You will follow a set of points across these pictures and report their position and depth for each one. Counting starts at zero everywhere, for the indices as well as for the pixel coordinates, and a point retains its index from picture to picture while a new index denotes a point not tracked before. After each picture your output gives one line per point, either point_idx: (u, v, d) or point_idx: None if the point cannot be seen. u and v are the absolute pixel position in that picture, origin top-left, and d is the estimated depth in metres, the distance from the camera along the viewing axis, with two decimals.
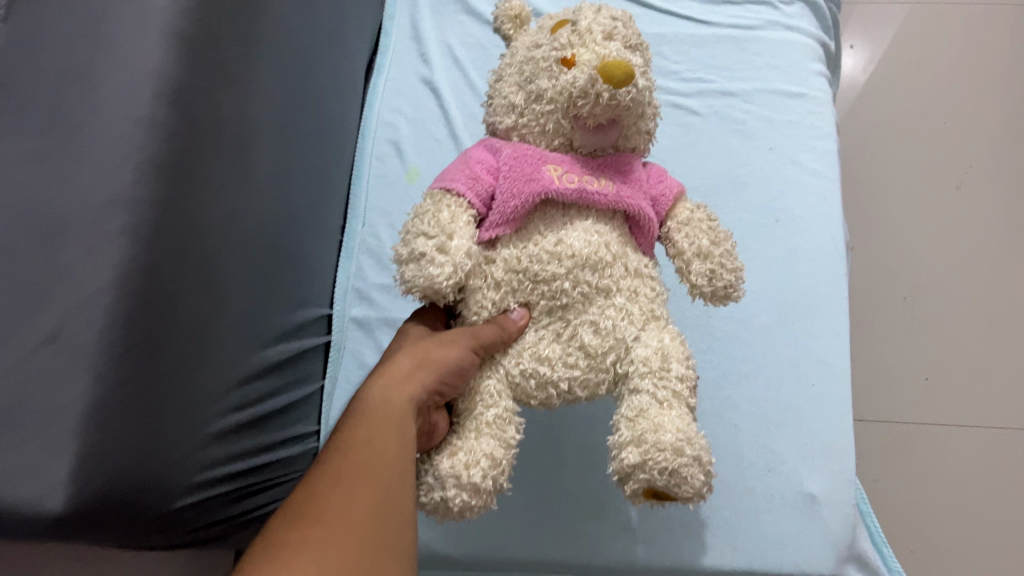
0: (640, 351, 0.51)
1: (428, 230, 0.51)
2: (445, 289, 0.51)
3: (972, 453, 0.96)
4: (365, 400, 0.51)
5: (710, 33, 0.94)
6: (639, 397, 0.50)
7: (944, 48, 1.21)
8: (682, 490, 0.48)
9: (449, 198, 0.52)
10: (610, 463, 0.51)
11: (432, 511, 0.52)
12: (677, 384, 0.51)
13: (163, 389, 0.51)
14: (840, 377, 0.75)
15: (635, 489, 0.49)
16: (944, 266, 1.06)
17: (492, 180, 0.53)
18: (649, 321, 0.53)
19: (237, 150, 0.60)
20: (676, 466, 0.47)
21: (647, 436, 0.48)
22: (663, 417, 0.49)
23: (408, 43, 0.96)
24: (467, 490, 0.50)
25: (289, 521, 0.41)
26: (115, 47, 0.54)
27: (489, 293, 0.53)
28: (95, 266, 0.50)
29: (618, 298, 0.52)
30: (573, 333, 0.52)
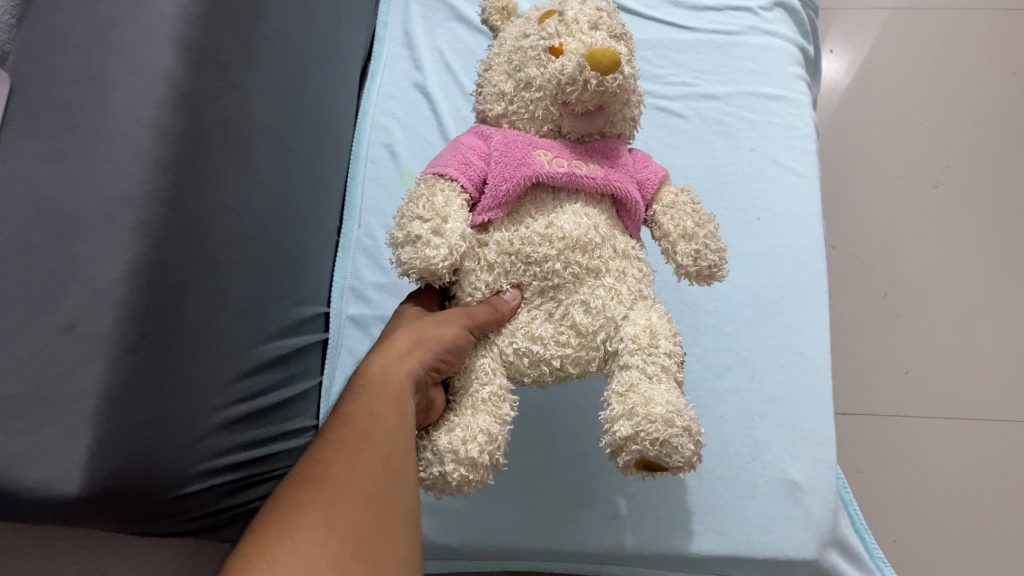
0: (629, 329, 0.53)
1: (423, 213, 0.52)
2: (441, 271, 0.52)
3: (950, 443, 1.01)
4: (365, 376, 0.54)
5: (692, 38, 0.95)
6: (630, 372, 0.52)
7: (920, 53, 1.27)
8: (674, 460, 0.49)
9: (442, 182, 0.54)
10: (603, 437, 0.52)
11: (430, 487, 0.52)
12: (666, 360, 0.53)
13: (174, 379, 0.50)
14: (820, 369, 0.77)
15: (628, 460, 0.50)
16: (922, 262, 1.11)
17: (484, 165, 0.54)
18: (638, 300, 0.55)
19: (246, 141, 0.59)
20: (666, 436, 0.48)
21: (639, 409, 0.49)
22: (653, 391, 0.51)
23: (398, 46, 0.94)
24: (465, 465, 0.50)
25: (297, 486, 0.43)
26: (121, 36, 0.52)
27: (482, 275, 0.54)
28: (108, 257, 0.47)
29: (607, 278, 0.54)
30: (565, 312, 0.53)
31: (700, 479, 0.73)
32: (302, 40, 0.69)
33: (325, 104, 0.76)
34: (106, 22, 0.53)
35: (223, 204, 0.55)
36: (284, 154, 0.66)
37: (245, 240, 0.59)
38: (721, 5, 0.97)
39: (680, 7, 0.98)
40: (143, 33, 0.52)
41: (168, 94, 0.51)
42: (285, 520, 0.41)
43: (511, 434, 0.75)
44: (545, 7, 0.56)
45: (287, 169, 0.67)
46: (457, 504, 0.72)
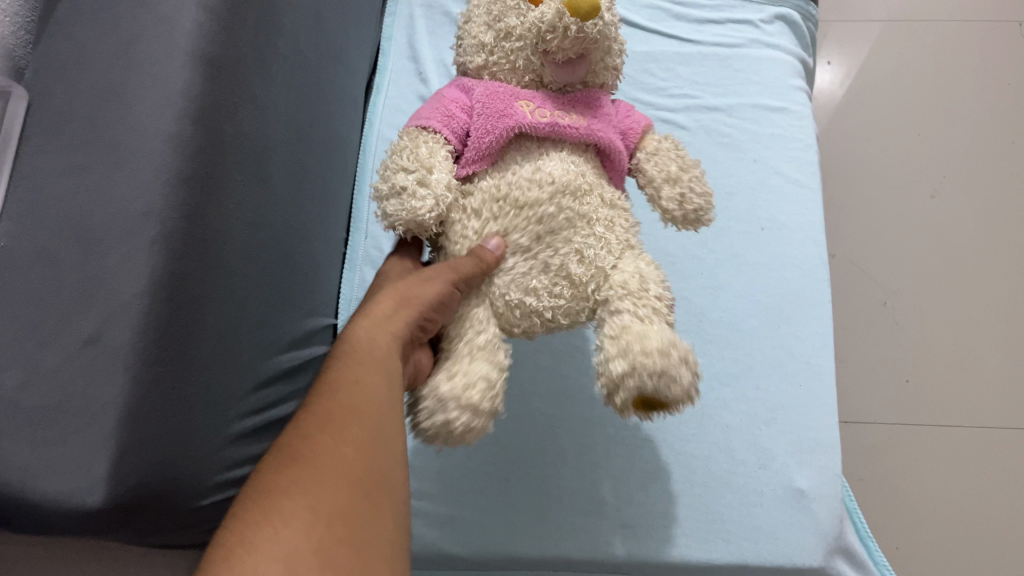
0: (618, 277, 0.53)
1: (408, 163, 0.54)
2: (427, 221, 0.54)
3: (951, 451, 1.02)
4: (350, 338, 0.53)
5: (695, 51, 0.97)
6: (621, 316, 0.52)
7: (915, 64, 1.29)
8: (672, 392, 0.49)
9: (426, 134, 0.56)
10: (599, 380, 0.52)
11: (431, 439, 0.51)
12: (657, 302, 0.53)
13: (192, 392, 0.50)
14: (825, 378, 0.78)
15: (625, 400, 0.50)
16: (922, 272, 1.12)
17: (466, 118, 0.57)
18: (626, 250, 0.56)
19: (260, 154, 0.59)
20: (664, 366, 0.48)
21: (634, 343, 0.49)
22: (647, 328, 0.51)
23: (403, 59, 0.94)
24: (467, 411, 0.50)
25: (279, 465, 0.43)
26: (140, 51, 0.53)
27: (469, 222, 0.56)
28: (130, 271, 0.47)
29: (597, 226, 0.55)
30: (560, 263, 0.53)
31: (707, 488, 0.74)
32: (313, 54, 0.70)
33: (334, 116, 0.77)
34: (126, 38, 0.53)
35: (239, 216, 0.56)
36: (296, 167, 0.67)
37: (259, 252, 0.60)
38: (723, 19, 0.98)
39: (681, 21, 0.99)
40: (161, 47, 0.53)
41: (186, 108, 0.51)
42: (265, 505, 0.40)
43: (516, 446, 0.75)
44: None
45: (299, 181, 0.68)
46: (465, 512, 0.73)
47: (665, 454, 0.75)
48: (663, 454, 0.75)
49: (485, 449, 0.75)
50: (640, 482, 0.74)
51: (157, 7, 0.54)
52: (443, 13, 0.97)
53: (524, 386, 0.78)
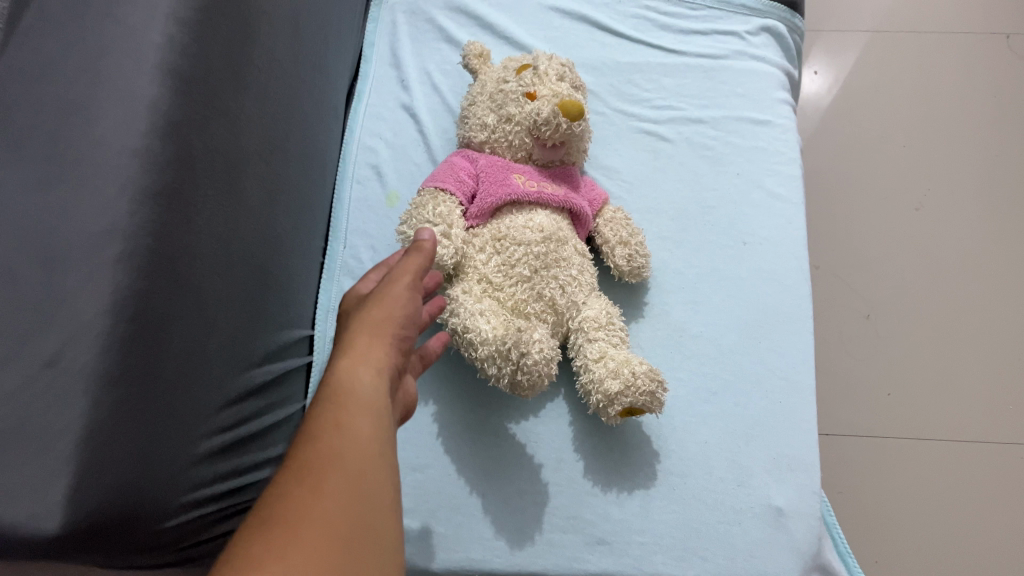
0: (590, 312, 0.73)
1: (433, 218, 0.69)
2: (445, 263, 0.69)
3: (930, 464, 1.02)
4: (329, 377, 0.49)
5: (680, 62, 0.96)
6: (598, 343, 0.72)
7: (901, 74, 1.28)
8: (653, 399, 0.69)
9: (443, 195, 0.72)
10: (594, 393, 0.70)
11: (521, 383, 0.66)
12: (619, 330, 0.74)
13: (159, 412, 0.50)
14: (804, 395, 0.78)
15: (617, 409, 0.69)
16: (905, 284, 1.12)
17: (473, 182, 0.74)
18: (589, 292, 0.75)
19: (233, 168, 0.58)
20: (654, 373, 0.69)
21: (628, 364, 0.69)
22: (619, 351, 0.71)
23: (385, 67, 0.93)
24: (532, 372, 0.65)
25: (253, 526, 0.39)
26: (107, 63, 0.51)
27: (478, 256, 0.71)
28: (93, 291, 0.47)
29: (571, 269, 0.74)
30: (554, 295, 0.72)
31: (685, 505, 0.73)
32: (290, 64, 0.69)
33: (313, 125, 0.76)
34: (92, 49, 0.52)
35: (209, 232, 0.55)
36: (271, 179, 0.66)
37: (230, 267, 0.59)
38: (708, 30, 0.98)
39: (668, 31, 0.98)
40: (129, 60, 0.51)
41: (154, 122, 0.51)
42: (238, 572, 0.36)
43: (494, 460, 0.73)
44: (519, 61, 0.77)
45: (275, 194, 0.67)
46: (440, 528, 0.71)
47: (645, 470, 0.74)
48: (642, 471, 0.74)
49: (459, 463, 0.73)
50: (618, 498, 0.73)
51: (125, 18, 0.53)
52: (426, 20, 0.96)
53: (505, 400, 0.76)
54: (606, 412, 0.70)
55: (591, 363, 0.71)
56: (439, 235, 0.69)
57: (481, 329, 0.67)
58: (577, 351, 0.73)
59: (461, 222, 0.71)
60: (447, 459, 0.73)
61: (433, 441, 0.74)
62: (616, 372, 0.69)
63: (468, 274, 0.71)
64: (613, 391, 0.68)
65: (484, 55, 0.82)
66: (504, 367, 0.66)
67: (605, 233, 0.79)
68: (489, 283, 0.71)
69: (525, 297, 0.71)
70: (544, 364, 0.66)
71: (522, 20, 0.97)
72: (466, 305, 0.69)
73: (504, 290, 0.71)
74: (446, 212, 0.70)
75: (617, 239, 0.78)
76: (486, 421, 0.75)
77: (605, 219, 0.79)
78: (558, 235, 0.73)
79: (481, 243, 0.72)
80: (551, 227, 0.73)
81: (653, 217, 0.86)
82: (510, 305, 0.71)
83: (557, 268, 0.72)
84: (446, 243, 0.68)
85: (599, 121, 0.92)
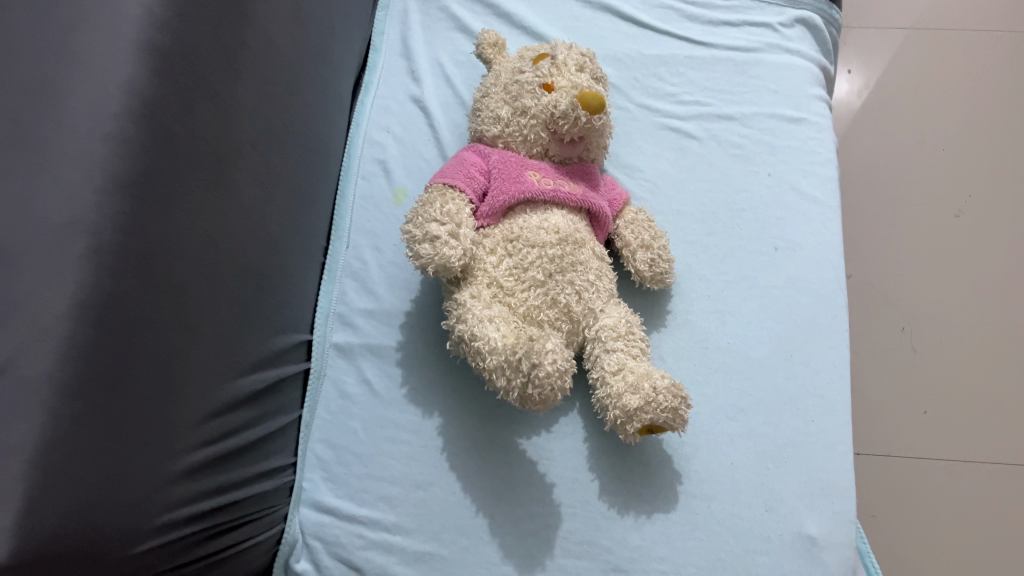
0: (608, 321, 0.68)
1: (441, 216, 0.63)
2: (453, 266, 0.63)
3: (966, 489, 0.96)
4: None
5: (708, 55, 0.90)
6: (616, 354, 0.66)
7: (940, 74, 1.22)
8: (677, 420, 0.64)
9: (452, 192, 0.66)
10: (611, 410, 0.64)
11: (535, 400, 0.60)
12: (639, 341, 0.68)
13: (124, 427, 0.45)
14: (839, 414, 0.72)
15: (636, 428, 0.63)
16: (945, 295, 1.05)
17: (484, 179, 0.68)
18: (608, 298, 0.70)
19: (223, 159, 0.54)
20: (679, 389, 0.63)
21: (650, 380, 0.64)
22: (639, 365, 0.66)
23: (395, 56, 0.88)
24: (545, 387, 0.59)
25: None
26: (79, 39, 0.47)
27: (488, 259, 0.66)
28: (52, 292, 0.42)
29: (589, 273, 0.68)
30: (569, 302, 0.66)
31: (708, 532, 0.67)
32: (289, 50, 0.64)
33: (315, 116, 0.71)
34: (63, 22, 0.47)
35: (192, 228, 0.51)
36: (265, 172, 0.61)
37: (217, 266, 0.54)
38: (739, 21, 0.92)
39: (695, 22, 0.93)
40: (103, 35, 0.47)
41: (129, 105, 0.46)
42: None
43: (502, 479, 0.68)
44: (536, 50, 0.72)
45: (271, 188, 0.62)
46: (444, 550, 0.65)
47: (666, 492, 0.68)
48: (663, 493, 0.68)
49: (465, 481, 0.67)
50: (636, 522, 0.67)
51: None
52: (439, 8, 0.91)
53: (516, 413, 0.70)
54: (624, 430, 0.64)
55: (609, 376, 0.66)
56: (447, 235, 0.63)
57: (489, 337, 0.62)
58: (594, 362, 0.68)
59: (470, 222, 0.65)
60: (453, 478, 0.68)
61: (437, 457, 0.68)
62: (635, 387, 0.63)
63: (477, 278, 0.66)
64: (631, 407, 0.62)
65: (499, 44, 0.77)
66: (514, 379, 0.60)
67: (626, 236, 0.73)
68: (500, 287, 0.66)
69: (538, 304, 0.65)
70: (557, 377, 0.60)
71: (540, 9, 0.92)
72: (474, 311, 0.63)
73: (515, 295, 0.65)
74: (455, 211, 0.65)
75: (638, 242, 0.73)
76: (495, 436, 0.69)
77: (627, 221, 0.74)
78: (574, 237, 0.68)
79: (491, 245, 0.66)
80: (567, 229, 0.68)
81: (678, 219, 0.80)
82: (521, 312, 0.65)
83: (573, 273, 0.67)
84: (454, 244, 0.63)
85: (622, 117, 0.86)
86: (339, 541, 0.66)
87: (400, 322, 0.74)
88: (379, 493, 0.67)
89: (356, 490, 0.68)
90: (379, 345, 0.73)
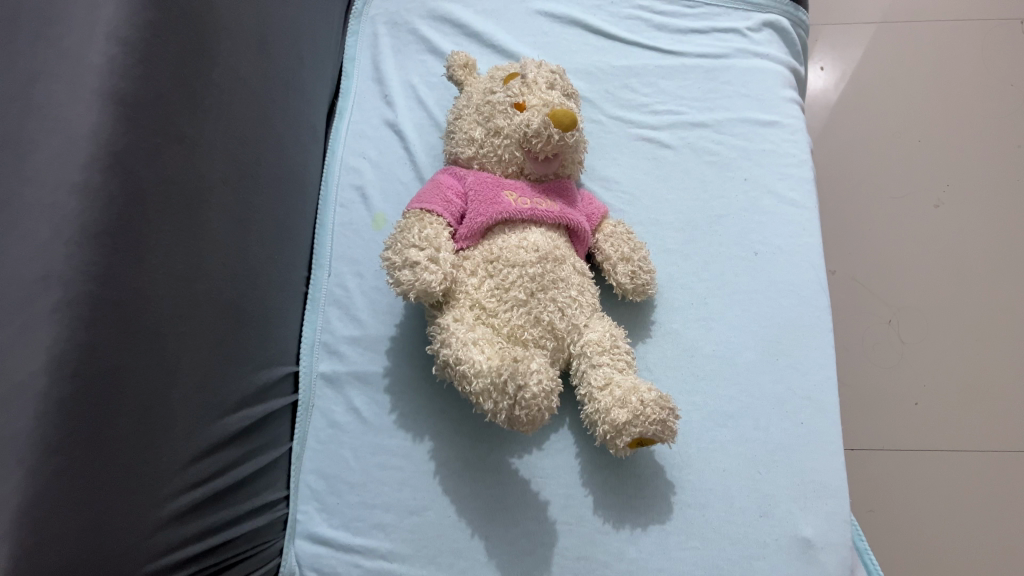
0: (592, 336, 0.68)
1: (419, 242, 0.63)
2: (434, 291, 0.63)
3: (963, 477, 0.96)
4: None
5: (679, 64, 0.91)
6: (602, 369, 0.66)
7: (912, 65, 1.22)
8: (667, 434, 0.63)
9: (429, 216, 0.66)
10: (601, 426, 0.64)
11: (525, 423, 0.60)
12: (625, 354, 0.68)
13: (111, 477, 0.46)
14: (828, 415, 0.72)
15: (626, 442, 0.63)
16: (929, 286, 1.06)
17: (461, 202, 0.68)
18: (592, 313, 0.70)
19: (195, 201, 0.54)
20: (667, 403, 0.63)
21: (637, 394, 0.63)
22: (626, 379, 0.66)
23: (367, 81, 0.88)
24: (535, 408, 0.59)
25: None
26: (41, 92, 0.47)
27: (469, 282, 0.66)
28: (27, 347, 0.42)
29: (571, 289, 0.68)
30: (552, 319, 0.66)
31: (705, 540, 0.67)
32: (257, 85, 0.64)
33: (288, 147, 0.71)
34: (23, 78, 0.47)
35: (167, 272, 0.51)
36: (240, 208, 0.61)
37: (196, 307, 0.54)
38: (707, 28, 0.93)
39: (664, 31, 0.93)
40: (65, 87, 0.47)
41: (96, 155, 0.46)
42: None
43: (497, 500, 0.67)
44: (506, 70, 0.72)
45: (247, 224, 0.62)
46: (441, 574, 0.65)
47: (660, 503, 0.68)
48: (656, 504, 0.68)
49: (458, 504, 0.67)
50: (632, 534, 0.67)
51: (62, 40, 0.48)
52: (409, 30, 0.91)
53: (506, 432, 0.70)
54: (614, 444, 0.64)
55: (596, 391, 0.66)
56: (426, 260, 0.63)
57: (474, 360, 0.62)
58: (581, 378, 0.68)
59: (449, 245, 0.65)
60: (447, 501, 0.68)
61: (430, 481, 0.68)
62: (623, 401, 0.64)
63: (460, 301, 0.66)
64: (620, 422, 0.63)
65: (469, 65, 0.77)
66: (501, 401, 0.60)
67: (606, 249, 0.73)
68: (483, 309, 0.66)
69: (521, 323, 0.65)
70: (544, 397, 0.60)
71: (509, 27, 0.92)
72: (457, 335, 0.63)
73: (498, 315, 0.66)
74: (434, 235, 0.65)
75: (618, 255, 0.73)
76: (486, 457, 0.69)
77: (606, 234, 0.74)
78: (554, 254, 0.68)
79: (472, 267, 0.67)
80: (547, 246, 0.68)
81: (657, 228, 0.81)
82: (505, 332, 0.65)
83: (555, 289, 0.67)
84: (434, 268, 0.63)
85: (596, 130, 0.86)
86: (336, 571, 0.66)
87: (386, 347, 0.74)
88: (373, 521, 0.67)
89: (350, 519, 0.67)
90: (365, 373, 0.73)
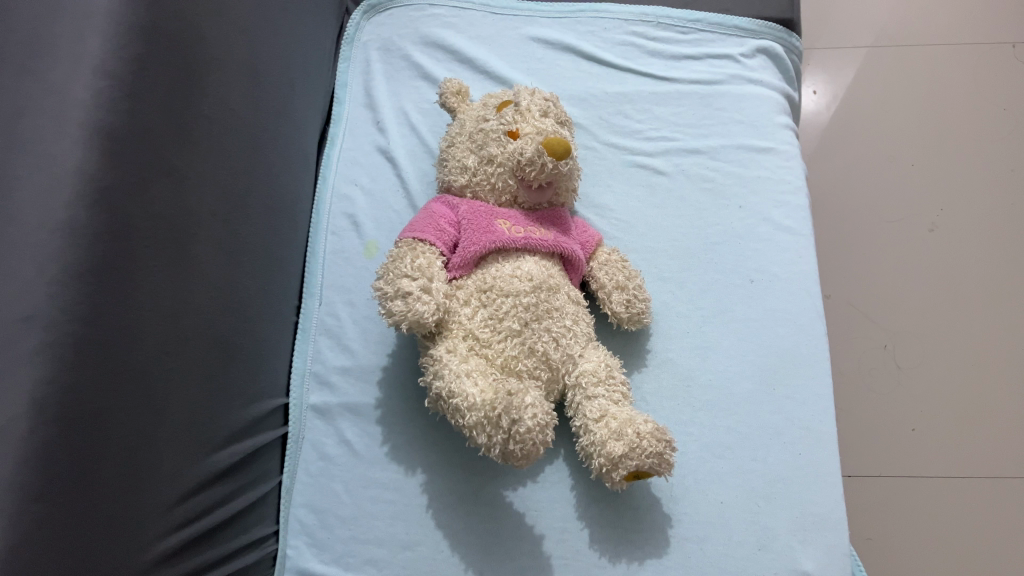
0: (587, 366, 0.67)
1: (412, 271, 0.62)
2: (427, 321, 0.62)
3: (960, 503, 0.96)
4: None
5: (672, 90, 0.90)
6: (598, 400, 0.65)
7: (906, 89, 1.22)
8: (663, 467, 0.62)
9: (422, 245, 0.65)
10: (596, 459, 0.63)
11: (520, 457, 0.59)
12: (621, 385, 0.67)
13: (95, 523, 0.44)
14: (826, 445, 0.71)
15: (622, 476, 0.62)
16: (923, 311, 1.05)
17: (454, 230, 0.67)
18: (587, 342, 0.69)
19: (183, 235, 0.53)
20: (663, 436, 0.62)
21: (632, 428, 0.62)
22: (622, 411, 0.65)
23: (359, 107, 0.88)
24: (530, 443, 0.58)
25: None
26: (25, 128, 0.46)
27: (463, 312, 0.65)
28: (7, 390, 0.41)
29: (566, 318, 0.67)
30: (546, 350, 0.65)
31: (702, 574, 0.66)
32: (248, 114, 0.64)
33: (279, 176, 0.71)
34: (9, 112, 0.46)
35: (153, 308, 0.50)
36: (229, 240, 0.60)
37: (183, 343, 0.53)
38: (701, 54, 0.93)
39: (658, 57, 0.93)
40: (52, 123, 0.46)
41: (81, 193, 0.45)
42: None
43: (491, 533, 0.66)
44: (500, 97, 0.71)
45: (236, 255, 0.61)
46: None
47: (657, 537, 0.67)
48: (653, 537, 0.67)
49: (451, 539, 0.66)
50: (629, 569, 0.66)
51: (49, 75, 0.48)
52: (402, 56, 0.91)
53: (500, 464, 0.69)
54: (610, 478, 0.63)
55: (591, 423, 0.65)
56: (419, 290, 0.62)
57: (468, 393, 0.61)
58: (576, 409, 0.67)
59: (442, 275, 0.64)
60: (439, 536, 0.66)
61: (422, 515, 0.67)
62: (619, 433, 0.62)
63: (452, 331, 0.65)
64: (616, 454, 0.61)
65: (462, 92, 0.76)
66: (495, 435, 0.59)
67: (600, 278, 0.72)
68: (477, 339, 0.65)
69: (515, 354, 0.64)
70: (538, 431, 0.59)
71: (503, 53, 0.92)
72: (450, 367, 0.62)
73: (492, 346, 0.64)
74: (426, 264, 0.64)
75: (613, 284, 0.72)
76: (481, 489, 0.68)
77: (600, 262, 0.73)
78: (548, 283, 0.67)
79: (465, 296, 0.65)
80: (541, 275, 0.67)
81: (652, 256, 0.80)
82: (499, 363, 0.64)
83: (549, 319, 0.66)
84: (427, 298, 0.62)
85: (590, 156, 0.86)
86: None
87: (377, 378, 0.73)
88: (364, 556, 0.66)
89: (341, 554, 0.66)
90: (357, 403, 0.72)
